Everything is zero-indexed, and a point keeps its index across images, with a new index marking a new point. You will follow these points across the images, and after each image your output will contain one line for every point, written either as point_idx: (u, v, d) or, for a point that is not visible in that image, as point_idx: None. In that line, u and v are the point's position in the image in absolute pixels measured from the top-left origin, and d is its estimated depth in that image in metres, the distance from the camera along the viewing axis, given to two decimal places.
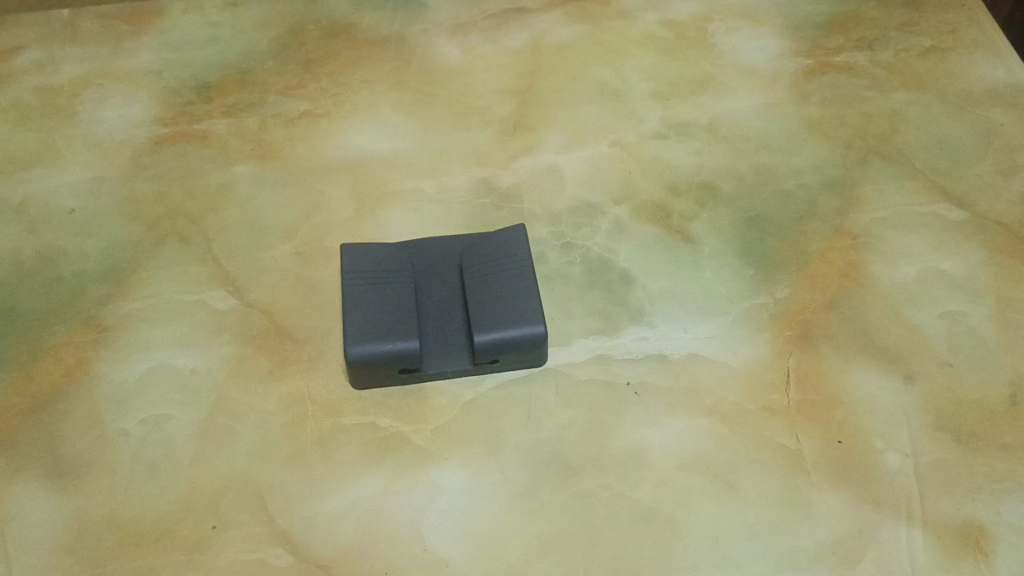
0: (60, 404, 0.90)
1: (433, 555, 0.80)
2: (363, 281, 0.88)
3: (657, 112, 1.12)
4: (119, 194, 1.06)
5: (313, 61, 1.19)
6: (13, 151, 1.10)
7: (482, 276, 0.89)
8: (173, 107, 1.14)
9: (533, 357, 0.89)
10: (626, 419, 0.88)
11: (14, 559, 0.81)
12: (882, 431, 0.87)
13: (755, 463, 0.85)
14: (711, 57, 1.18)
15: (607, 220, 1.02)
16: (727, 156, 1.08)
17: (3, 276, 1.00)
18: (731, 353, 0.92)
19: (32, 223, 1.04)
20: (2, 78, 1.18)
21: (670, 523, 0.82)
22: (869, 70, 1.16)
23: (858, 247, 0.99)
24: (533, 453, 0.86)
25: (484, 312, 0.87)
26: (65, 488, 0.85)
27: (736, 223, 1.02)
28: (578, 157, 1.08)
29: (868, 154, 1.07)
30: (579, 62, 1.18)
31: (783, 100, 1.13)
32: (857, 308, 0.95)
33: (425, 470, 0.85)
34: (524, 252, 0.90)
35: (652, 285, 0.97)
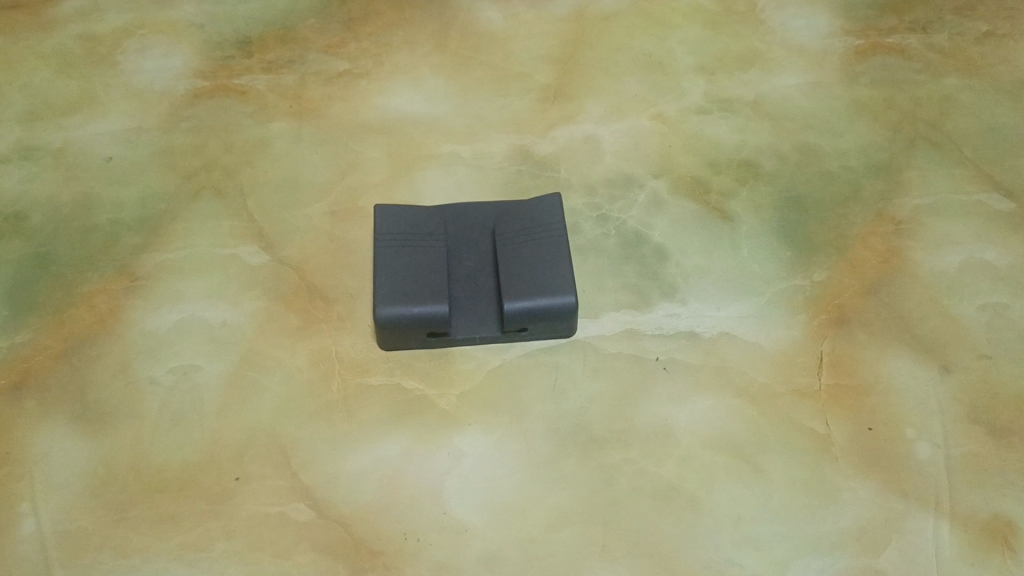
0: (91, 349, 0.91)
1: (452, 519, 0.80)
2: (395, 242, 0.88)
3: (701, 86, 1.10)
4: (157, 144, 1.06)
5: (355, 20, 1.18)
6: (54, 98, 1.11)
7: (514, 244, 0.89)
8: (214, 60, 1.14)
9: (562, 327, 0.88)
10: (653, 395, 0.87)
11: (41, 499, 0.82)
12: (915, 420, 0.85)
13: (782, 446, 0.84)
14: (759, 32, 1.15)
15: (643, 193, 1.01)
16: (770, 135, 1.06)
17: (40, 221, 1.00)
18: (764, 335, 0.90)
19: (71, 170, 1.05)
20: (46, 24, 1.18)
21: (693, 501, 0.81)
22: (921, 53, 1.13)
23: (900, 233, 0.97)
24: (557, 423, 0.85)
25: (515, 280, 0.86)
26: (93, 432, 0.86)
27: (776, 203, 1.00)
28: (617, 129, 1.06)
29: (916, 139, 1.05)
30: (624, 32, 1.16)
31: (831, 79, 1.10)
32: (896, 295, 0.93)
33: (448, 435, 0.85)
34: (558, 221, 0.89)
35: (687, 261, 0.96)
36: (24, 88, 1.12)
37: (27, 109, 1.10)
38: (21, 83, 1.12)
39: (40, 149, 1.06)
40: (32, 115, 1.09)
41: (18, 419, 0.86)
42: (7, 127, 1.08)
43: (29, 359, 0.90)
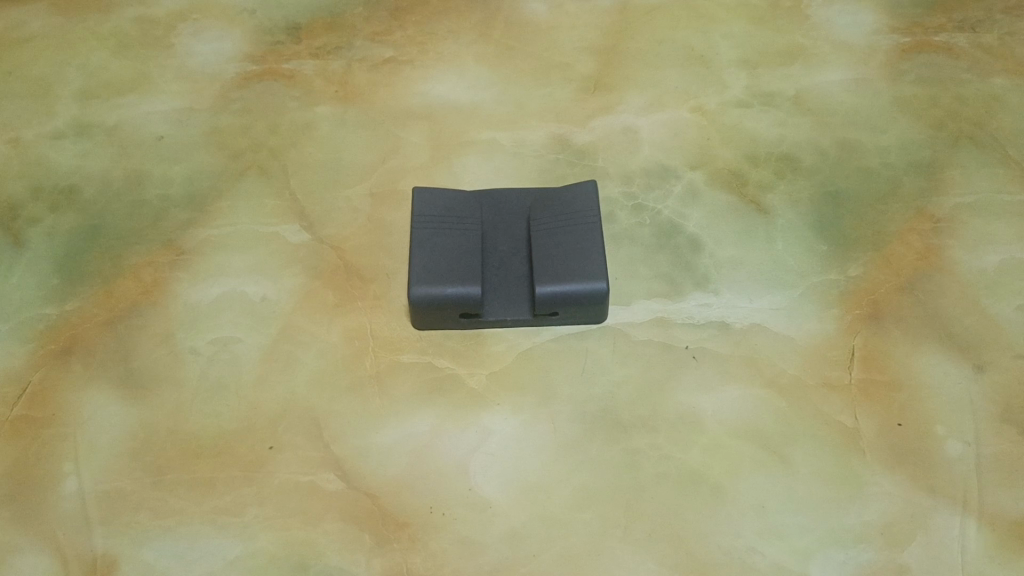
0: (136, 318, 0.94)
1: (478, 495, 0.82)
2: (431, 223, 0.89)
3: (743, 80, 1.10)
4: (206, 124, 1.09)
5: (402, 9, 1.20)
6: (110, 78, 1.15)
7: (549, 229, 0.90)
8: (264, 45, 1.17)
9: (592, 313, 0.89)
10: (682, 383, 0.87)
11: (84, 460, 0.85)
12: (946, 418, 0.85)
13: (810, 438, 0.84)
14: (803, 28, 1.15)
15: (680, 184, 1.01)
16: (810, 130, 1.05)
17: (93, 195, 1.04)
18: (796, 327, 0.90)
19: (123, 147, 1.08)
20: (104, 7, 1.22)
21: (718, 488, 0.82)
22: (968, 52, 1.11)
23: (939, 231, 0.96)
24: (584, 407, 0.86)
25: (547, 265, 0.87)
26: (135, 398, 0.89)
27: (814, 197, 1.00)
28: (657, 120, 1.07)
29: (959, 138, 1.04)
30: (667, 25, 1.16)
31: (875, 76, 1.10)
32: (932, 292, 0.92)
33: (477, 414, 0.86)
34: (593, 209, 0.90)
35: (721, 252, 0.96)
36: (81, 68, 1.16)
37: (83, 88, 1.14)
38: (79, 63, 1.16)
39: (94, 126, 1.10)
40: (89, 94, 1.13)
41: (65, 382, 0.90)
42: (64, 104, 1.12)
43: (77, 326, 0.93)
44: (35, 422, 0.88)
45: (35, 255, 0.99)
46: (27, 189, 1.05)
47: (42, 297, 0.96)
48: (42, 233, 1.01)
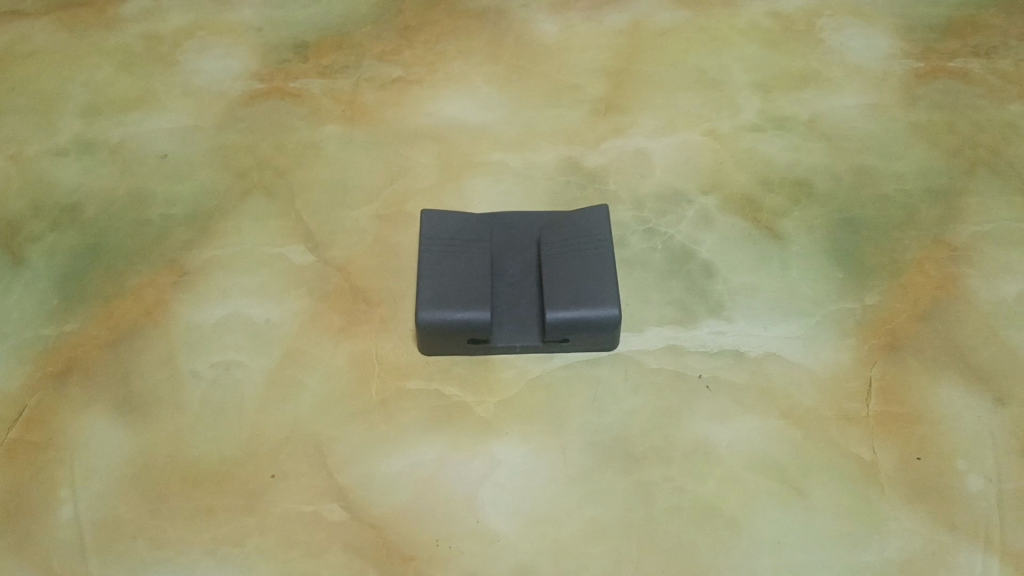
0: (137, 340, 0.92)
1: (485, 528, 0.80)
2: (439, 246, 0.87)
3: (756, 103, 1.09)
4: (211, 142, 1.08)
5: (411, 29, 1.19)
6: (115, 95, 1.13)
7: (561, 253, 0.88)
8: (271, 63, 1.16)
9: (604, 340, 0.87)
10: (695, 413, 0.85)
11: (81, 485, 0.83)
12: (966, 452, 0.82)
13: (827, 472, 0.82)
14: (817, 52, 1.13)
15: (692, 209, 0.99)
16: (824, 155, 1.04)
17: (95, 213, 1.02)
18: (812, 357, 0.88)
19: (127, 164, 1.07)
20: (111, 22, 1.21)
21: (733, 524, 0.79)
22: (984, 78, 1.10)
23: (956, 259, 0.95)
24: (595, 437, 0.84)
25: (559, 291, 0.85)
26: (134, 421, 0.86)
27: (829, 224, 0.98)
28: (669, 143, 1.05)
29: (976, 165, 1.02)
30: (678, 47, 1.15)
31: (889, 101, 1.08)
32: (950, 322, 0.90)
33: (485, 443, 0.84)
34: (604, 233, 0.88)
35: (735, 278, 0.94)
36: (86, 84, 1.14)
37: (88, 105, 1.12)
38: (83, 79, 1.15)
39: (98, 144, 1.09)
40: (93, 110, 1.12)
41: (62, 405, 0.88)
42: (68, 121, 1.11)
43: (76, 347, 0.91)
44: (32, 445, 0.86)
45: (35, 274, 0.97)
46: (29, 206, 1.03)
47: (42, 317, 0.94)
48: (42, 252, 0.99)
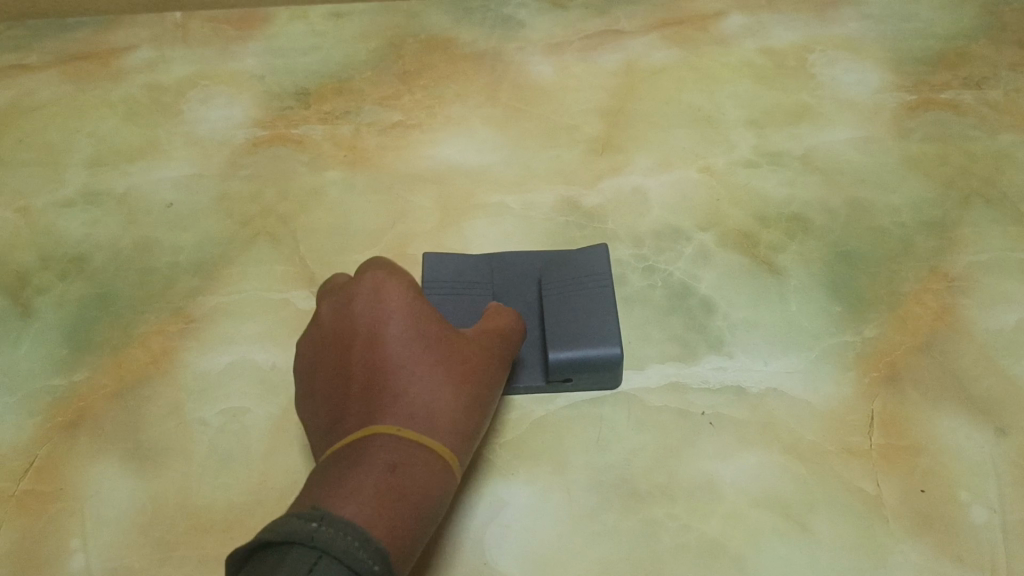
0: (145, 388, 0.93)
1: (492, 569, 0.80)
2: (442, 287, 0.91)
3: (750, 139, 1.11)
4: (215, 190, 1.10)
5: (410, 74, 1.21)
6: (120, 145, 1.16)
7: (560, 293, 0.90)
8: (273, 110, 1.18)
9: (606, 380, 0.88)
10: (698, 449, 0.86)
11: (91, 536, 0.84)
12: (969, 483, 0.83)
13: (831, 506, 0.82)
14: (809, 87, 1.15)
15: (691, 245, 1.01)
16: (819, 189, 1.05)
17: (101, 263, 1.04)
18: (813, 391, 0.89)
19: (133, 214, 1.08)
20: (115, 74, 1.24)
21: (738, 560, 0.80)
22: (975, 109, 1.12)
23: (953, 290, 0.95)
24: (599, 475, 0.85)
25: (564, 331, 0.86)
26: (143, 470, 0.87)
27: (826, 257, 0.99)
28: (666, 181, 1.07)
29: (970, 196, 1.03)
30: (673, 85, 1.17)
31: (882, 134, 1.10)
32: (949, 353, 0.91)
33: (491, 484, 0.85)
34: (604, 270, 0.91)
35: (734, 314, 0.95)
36: (92, 136, 1.17)
37: (93, 156, 1.15)
38: (89, 131, 1.17)
39: (104, 194, 1.11)
40: (98, 161, 1.14)
41: (72, 456, 0.89)
42: (75, 172, 1.13)
43: (85, 397, 0.93)
44: (42, 497, 0.86)
45: (44, 326, 0.99)
46: (37, 258, 1.05)
47: (51, 368, 0.95)
48: (51, 303, 1.01)
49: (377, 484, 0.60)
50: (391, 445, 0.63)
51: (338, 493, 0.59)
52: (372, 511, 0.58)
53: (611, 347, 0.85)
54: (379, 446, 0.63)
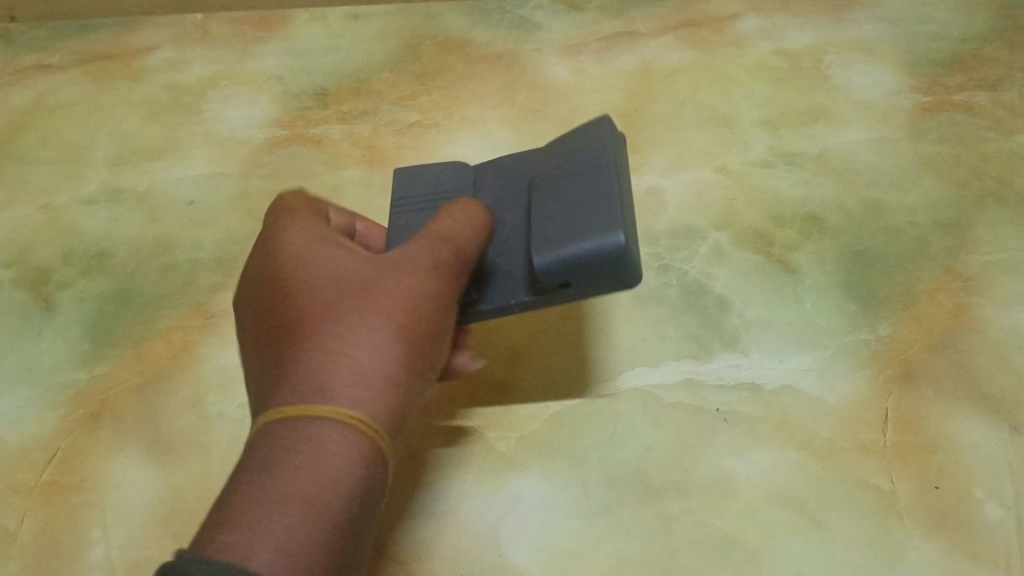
0: (166, 382, 0.94)
1: (508, 564, 0.81)
2: (417, 205, 0.84)
3: (765, 139, 1.11)
4: (235, 189, 1.11)
5: (427, 74, 1.22)
6: (141, 144, 1.17)
7: (551, 181, 0.77)
8: (292, 110, 1.19)
9: (615, 279, 0.71)
10: (713, 445, 0.86)
11: (112, 527, 0.85)
12: (983, 481, 0.83)
13: (845, 502, 0.82)
14: (824, 88, 1.16)
15: (706, 244, 1.02)
16: (834, 189, 1.06)
17: (122, 259, 1.05)
18: (828, 388, 0.89)
19: (153, 211, 1.10)
20: (136, 74, 1.25)
21: (753, 555, 0.80)
22: (990, 110, 1.12)
23: (968, 289, 0.96)
24: (614, 471, 0.85)
25: (545, 231, 0.72)
26: (163, 463, 0.89)
27: (840, 256, 1.00)
28: (681, 181, 1.08)
29: (984, 197, 1.04)
30: (688, 86, 1.18)
31: (897, 135, 1.10)
32: (964, 352, 0.91)
33: (507, 479, 0.86)
34: (604, 141, 0.75)
35: (749, 312, 0.96)
36: (114, 135, 1.18)
37: (115, 154, 1.16)
38: (111, 130, 1.19)
39: (125, 192, 1.12)
40: (120, 159, 1.16)
41: (94, 448, 0.90)
42: (96, 170, 1.15)
43: (107, 391, 0.94)
44: (64, 488, 0.88)
45: (66, 320, 1.00)
46: (59, 254, 1.06)
47: (73, 362, 0.96)
48: (73, 298, 1.02)
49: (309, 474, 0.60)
50: (309, 433, 0.62)
51: (251, 510, 0.58)
52: (274, 531, 0.57)
53: (606, 237, 0.68)
54: (291, 440, 0.62)
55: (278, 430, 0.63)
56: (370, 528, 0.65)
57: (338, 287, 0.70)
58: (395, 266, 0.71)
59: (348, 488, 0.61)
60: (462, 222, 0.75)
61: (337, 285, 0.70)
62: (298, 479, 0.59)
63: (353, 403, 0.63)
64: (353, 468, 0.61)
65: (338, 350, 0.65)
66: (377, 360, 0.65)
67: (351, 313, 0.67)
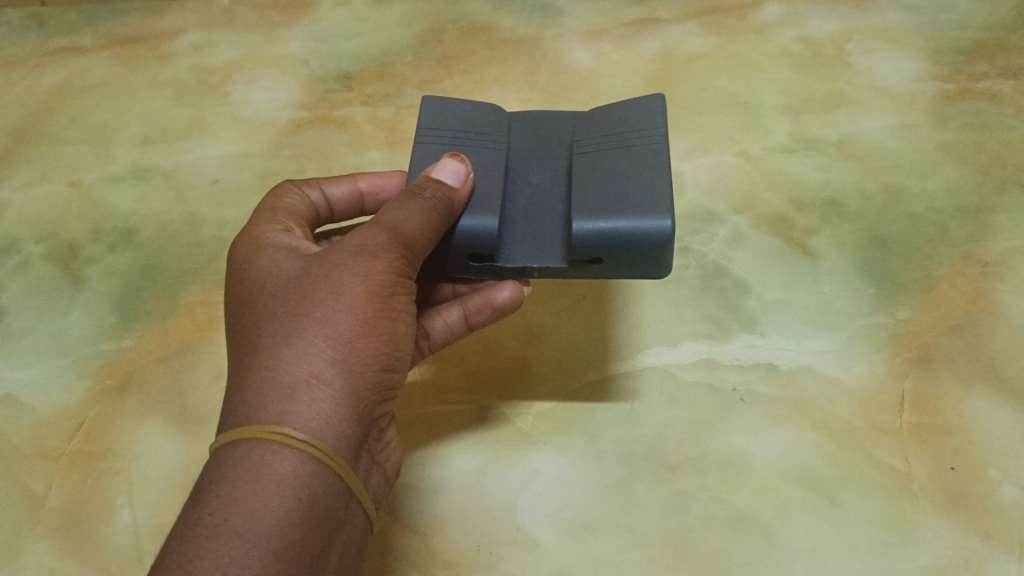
0: (192, 355, 0.96)
1: (525, 535, 0.82)
2: (444, 136, 0.81)
3: (786, 125, 1.12)
4: (260, 169, 1.13)
5: (450, 59, 1.23)
6: (168, 124, 1.19)
7: (597, 152, 0.78)
8: (317, 93, 1.21)
9: (650, 266, 0.73)
10: (730, 424, 0.87)
11: (137, 493, 0.87)
12: (999, 462, 0.83)
13: (860, 481, 0.83)
14: (846, 75, 1.16)
15: (725, 227, 1.02)
16: (855, 174, 1.06)
17: (149, 235, 1.07)
18: (845, 370, 0.90)
19: (180, 189, 1.12)
20: (163, 56, 1.27)
21: (767, 531, 0.81)
22: (1013, 98, 1.11)
23: (987, 274, 0.96)
24: (631, 447, 0.86)
25: (590, 200, 0.73)
26: (188, 433, 0.90)
27: (859, 241, 1.00)
28: (701, 165, 1.08)
29: (1006, 183, 1.03)
30: (710, 72, 1.18)
31: (918, 122, 1.10)
32: (982, 336, 0.91)
33: (525, 455, 0.87)
34: (658, 127, 0.77)
35: (768, 294, 0.96)
36: (141, 115, 1.20)
37: (142, 134, 1.18)
38: (139, 110, 1.21)
39: (152, 171, 1.14)
40: (147, 139, 1.18)
41: (120, 417, 0.92)
42: (124, 150, 1.17)
43: (133, 362, 0.96)
44: (90, 455, 0.89)
45: (94, 293, 1.02)
46: (87, 230, 1.08)
47: (100, 334, 0.98)
48: (100, 272, 1.04)
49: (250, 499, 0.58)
50: (243, 461, 0.60)
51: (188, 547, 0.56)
52: (223, 565, 0.54)
53: (657, 221, 0.70)
54: (226, 469, 0.60)
55: (224, 456, 0.61)
56: (342, 536, 0.63)
57: (278, 297, 0.68)
58: (329, 268, 0.69)
59: (298, 505, 0.58)
60: (407, 202, 0.72)
61: (279, 294, 0.69)
62: (249, 511, 0.57)
63: (296, 418, 0.62)
64: (300, 485, 0.59)
65: (280, 364, 0.64)
66: (316, 367, 0.64)
67: (289, 323, 0.66)
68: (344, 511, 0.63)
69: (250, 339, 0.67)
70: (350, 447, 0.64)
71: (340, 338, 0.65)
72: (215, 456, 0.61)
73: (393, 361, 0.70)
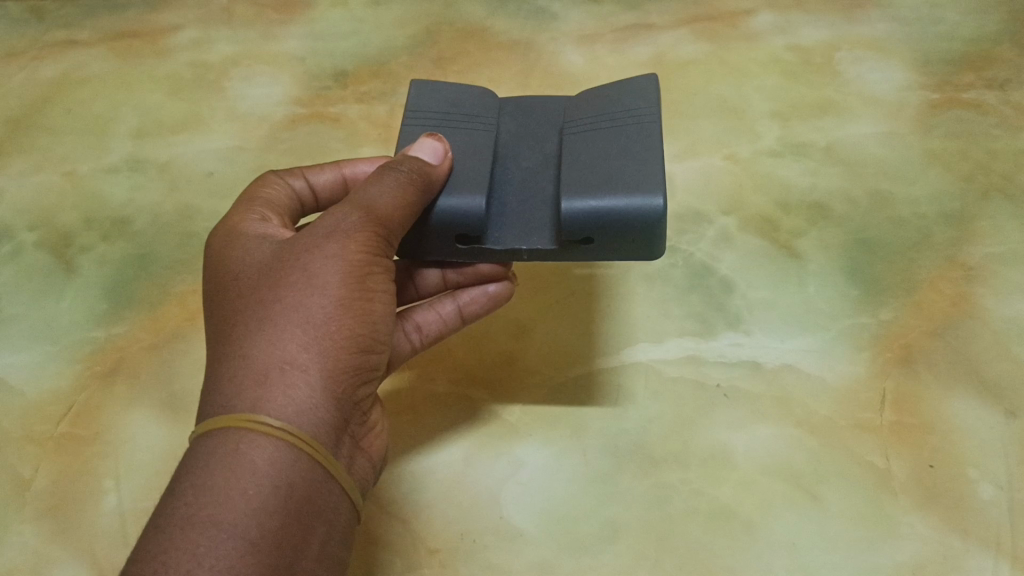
0: (181, 343, 0.97)
1: (508, 525, 0.83)
2: (433, 119, 0.82)
3: (775, 130, 1.13)
4: (253, 163, 1.14)
5: (445, 59, 1.25)
6: (164, 117, 1.20)
7: (587, 133, 0.79)
8: (312, 90, 1.22)
9: (639, 246, 0.74)
10: (714, 418, 0.88)
11: (124, 477, 0.87)
12: (977, 461, 0.84)
13: (841, 477, 0.84)
14: (835, 83, 1.18)
15: (713, 228, 1.04)
16: (841, 179, 1.07)
17: (142, 225, 1.08)
18: (828, 369, 0.91)
19: (174, 181, 1.12)
20: (161, 51, 1.28)
21: (748, 525, 0.81)
22: (997, 108, 1.13)
23: (969, 279, 0.97)
24: (615, 440, 0.87)
25: (580, 180, 0.74)
26: (176, 419, 0.91)
27: (845, 244, 1.01)
28: (691, 167, 1.10)
29: (989, 191, 1.05)
30: (701, 78, 1.20)
31: (905, 130, 1.12)
32: (963, 338, 0.92)
33: (510, 445, 0.88)
34: (647, 107, 0.79)
35: (754, 294, 0.97)
36: (138, 108, 1.21)
37: (138, 127, 1.19)
38: (135, 103, 1.22)
39: (147, 162, 1.15)
40: (143, 131, 1.19)
41: (108, 403, 0.92)
42: (120, 141, 1.18)
43: (123, 349, 0.96)
44: (78, 439, 0.90)
45: (86, 281, 1.03)
46: (81, 219, 1.09)
47: (91, 321, 0.99)
48: (93, 261, 1.05)
49: (225, 489, 0.58)
50: (218, 451, 0.60)
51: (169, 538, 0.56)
52: (199, 553, 0.55)
53: (646, 198, 0.71)
54: (201, 460, 0.60)
55: (200, 447, 0.62)
56: (324, 517, 0.63)
57: (252, 286, 0.69)
58: (301, 254, 0.70)
59: (274, 491, 0.59)
60: (381, 185, 0.73)
61: (253, 282, 0.70)
62: (224, 498, 0.58)
63: (271, 404, 0.62)
64: (276, 472, 0.60)
65: (253, 352, 0.65)
66: (289, 353, 0.65)
67: (263, 310, 0.67)
68: (325, 494, 0.64)
69: (225, 328, 0.68)
70: (327, 429, 0.65)
71: (313, 321, 0.66)
72: (191, 448, 0.62)
73: (371, 342, 0.70)
